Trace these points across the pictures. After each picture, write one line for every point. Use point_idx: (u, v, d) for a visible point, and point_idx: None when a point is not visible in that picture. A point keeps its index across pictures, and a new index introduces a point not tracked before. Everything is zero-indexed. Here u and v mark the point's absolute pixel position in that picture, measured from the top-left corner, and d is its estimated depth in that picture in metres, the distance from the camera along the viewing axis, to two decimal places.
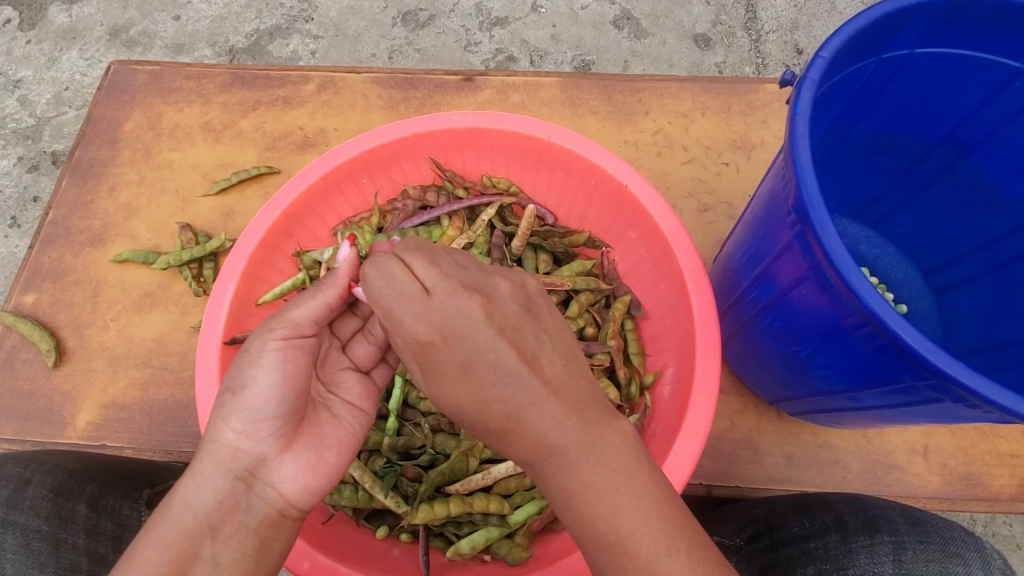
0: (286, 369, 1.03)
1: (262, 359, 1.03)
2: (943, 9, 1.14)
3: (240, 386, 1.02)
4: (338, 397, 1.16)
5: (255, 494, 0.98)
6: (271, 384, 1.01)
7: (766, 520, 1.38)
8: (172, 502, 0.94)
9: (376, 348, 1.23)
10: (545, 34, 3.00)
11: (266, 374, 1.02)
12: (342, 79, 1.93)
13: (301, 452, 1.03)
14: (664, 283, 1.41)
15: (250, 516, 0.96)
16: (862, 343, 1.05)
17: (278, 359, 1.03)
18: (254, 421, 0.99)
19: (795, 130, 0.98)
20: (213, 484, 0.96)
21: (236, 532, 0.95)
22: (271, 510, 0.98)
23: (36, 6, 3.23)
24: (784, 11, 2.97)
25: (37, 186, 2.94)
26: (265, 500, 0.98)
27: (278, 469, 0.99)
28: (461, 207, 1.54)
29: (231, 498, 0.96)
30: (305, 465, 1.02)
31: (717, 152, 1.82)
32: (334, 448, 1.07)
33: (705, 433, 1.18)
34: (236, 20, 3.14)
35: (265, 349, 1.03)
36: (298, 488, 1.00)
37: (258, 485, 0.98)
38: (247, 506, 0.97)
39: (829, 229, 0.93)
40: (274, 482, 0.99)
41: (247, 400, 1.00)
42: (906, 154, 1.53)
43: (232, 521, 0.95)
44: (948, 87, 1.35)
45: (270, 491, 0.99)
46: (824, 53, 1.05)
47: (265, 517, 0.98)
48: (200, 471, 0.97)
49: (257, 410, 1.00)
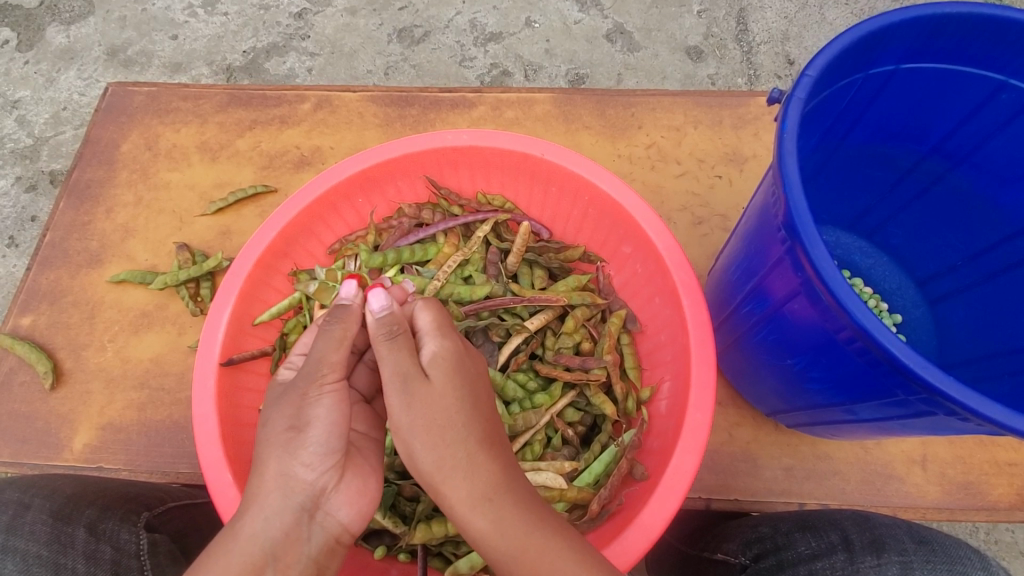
0: (343, 408, 1.04)
1: (320, 400, 1.02)
2: (927, 25, 1.16)
3: (303, 423, 1.00)
4: (356, 429, 1.17)
5: (316, 524, 0.98)
6: (331, 421, 1.01)
7: (772, 539, 1.37)
8: (238, 537, 0.92)
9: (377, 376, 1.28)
10: (539, 49, 3.03)
11: (327, 411, 1.01)
12: (338, 98, 1.95)
13: (352, 481, 1.04)
14: (659, 298, 1.42)
15: (311, 545, 0.96)
16: (854, 358, 1.06)
17: (338, 401, 1.03)
18: (319, 453, 0.99)
19: (782, 147, 1.00)
20: (279, 517, 0.95)
21: (297, 563, 0.94)
22: (330, 538, 0.98)
23: (33, 27, 3.25)
24: (775, 23, 3.01)
25: (35, 206, 2.95)
26: (325, 529, 0.98)
27: (334, 500, 1.00)
28: (457, 224, 1.55)
29: (295, 529, 0.95)
30: (354, 491, 1.03)
31: (710, 165, 1.83)
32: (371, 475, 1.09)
33: (701, 448, 1.19)
34: (233, 38, 3.17)
35: (321, 391, 1.03)
36: (351, 516, 1.02)
37: (319, 516, 0.98)
38: (309, 536, 0.96)
39: (818, 245, 0.95)
40: (331, 511, 1.00)
41: (310, 436, 0.99)
42: (896, 166, 1.55)
43: (296, 552, 0.94)
44: (935, 101, 1.36)
45: (329, 520, 0.99)
46: (810, 72, 1.07)
47: (325, 546, 0.98)
48: (267, 505, 0.95)
49: (321, 445, 0.99)
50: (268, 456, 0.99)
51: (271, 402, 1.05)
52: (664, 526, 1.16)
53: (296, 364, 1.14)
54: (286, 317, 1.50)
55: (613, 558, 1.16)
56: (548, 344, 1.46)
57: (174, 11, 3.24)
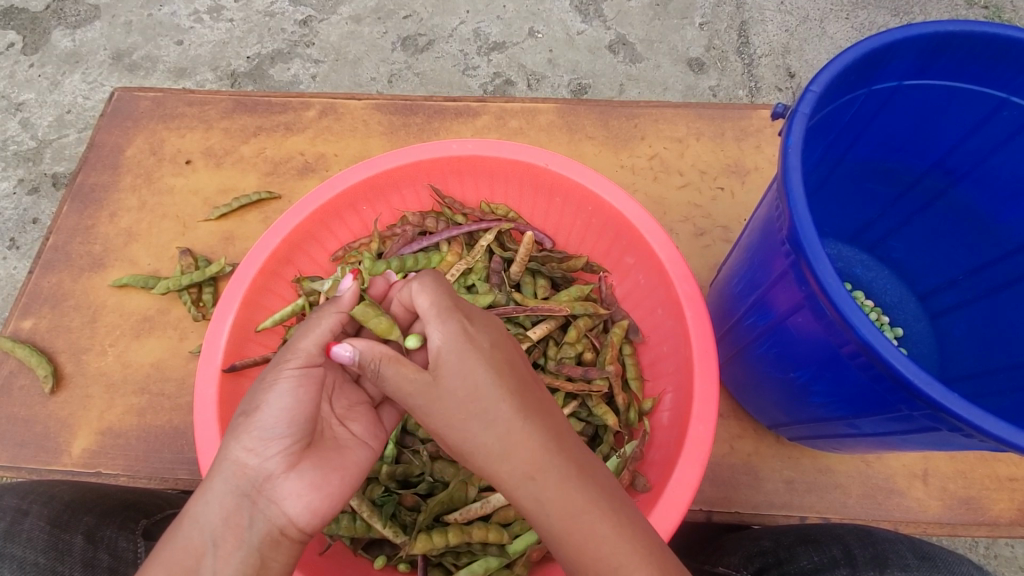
0: (297, 394, 1.03)
1: (277, 385, 1.03)
2: (930, 43, 1.17)
3: (254, 407, 1.01)
4: (349, 429, 1.16)
5: (259, 512, 0.95)
6: (282, 407, 1.01)
7: (774, 552, 1.36)
8: (181, 521, 0.93)
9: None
10: (542, 59, 3.05)
11: (279, 397, 1.01)
12: (343, 106, 1.96)
13: (305, 471, 1.00)
14: (662, 308, 1.42)
15: (252, 534, 0.94)
16: (857, 371, 1.06)
17: (292, 386, 1.03)
18: (265, 439, 0.98)
19: (787, 162, 1.00)
20: (219, 500, 0.94)
21: (237, 551, 0.92)
22: (273, 528, 0.95)
23: (38, 30, 3.27)
24: (776, 36, 3.04)
25: (36, 208, 2.95)
26: (267, 517, 0.95)
27: (281, 488, 0.97)
28: (460, 233, 1.55)
29: (236, 516, 0.94)
30: (308, 483, 1.00)
31: (712, 177, 1.84)
32: (336, 468, 1.05)
33: (705, 461, 1.18)
34: (238, 44, 3.19)
35: (279, 375, 1.03)
36: (299, 508, 0.97)
37: (263, 502, 0.96)
38: (251, 525, 0.94)
39: (822, 260, 0.95)
40: (277, 500, 0.96)
41: (258, 420, 0.99)
42: (898, 180, 1.56)
43: (235, 538, 0.93)
44: (937, 117, 1.37)
45: (273, 509, 0.96)
46: (815, 88, 1.07)
47: (267, 536, 0.95)
48: (209, 488, 0.95)
49: (267, 430, 0.98)
50: (223, 442, 1.00)
51: None
52: (667, 535, 1.15)
53: None
54: (290, 323, 1.50)
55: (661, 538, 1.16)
56: (550, 354, 1.45)
57: (180, 17, 3.27)
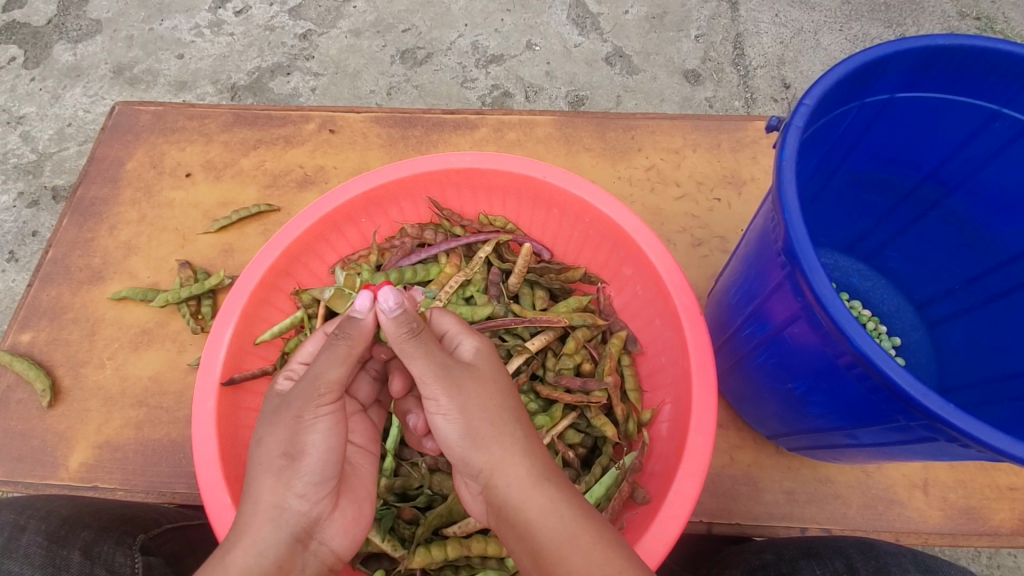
0: (336, 434, 1.05)
1: (316, 426, 1.03)
2: (920, 56, 1.19)
3: (297, 450, 1.00)
4: (352, 446, 1.19)
5: (310, 553, 1.00)
6: (325, 449, 1.02)
7: (775, 564, 1.34)
8: (231, 571, 0.90)
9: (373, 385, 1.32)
10: (540, 71, 3.08)
11: (322, 438, 1.03)
12: (342, 119, 1.97)
13: (345, 508, 1.07)
14: (660, 319, 1.42)
15: (306, 574, 0.98)
16: (854, 382, 1.06)
17: (332, 426, 1.04)
18: (313, 483, 1.01)
19: (782, 174, 1.01)
20: (274, 549, 0.95)
21: None
22: (324, 567, 1.02)
23: (40, 44, 3.30)
24: (771, 48, 3.07)
25: (36, 221, 2.97)
26: (318, 557, 1.01)
27: (328, 528, 1.03)
28: (459, 245, 1.55)
29: (290, 560, 0.96)
30: (348, 516, 1.07)
31: (709, 188, 1.86)
32: (368, 497, 1.15)
33: (702, 474, 1.18)
34: (238, 58, 3.22)
35: (318, 415, 1.03)
36: (343, 542, 1.05)
37: (312, 544, 1.00)
38: (303, 566, 0.98)
39: (817, 271, 0.96)
40: (324, 539, 1.03)
41: (305, 465, 1.00)
42: (893, 191, 1.57)
43: None
44: (930, 129, 1.39)
45: (323, 549, 1.02)
46: (807, 101, 1.09)
47: (318, 574, 1.00)
48: (261, 538, 0.94)
49: (316, 474, 1.01)
50: (261, 485, 0.98)
51: (265, 421, 1.04)
52: (665, 550, 1.15)
53: (296, 373, 1.15)
54: (288, 336, 1.51)
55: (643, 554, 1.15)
56: (548, 365, 1.46)
57: (181, 31, 3.30)
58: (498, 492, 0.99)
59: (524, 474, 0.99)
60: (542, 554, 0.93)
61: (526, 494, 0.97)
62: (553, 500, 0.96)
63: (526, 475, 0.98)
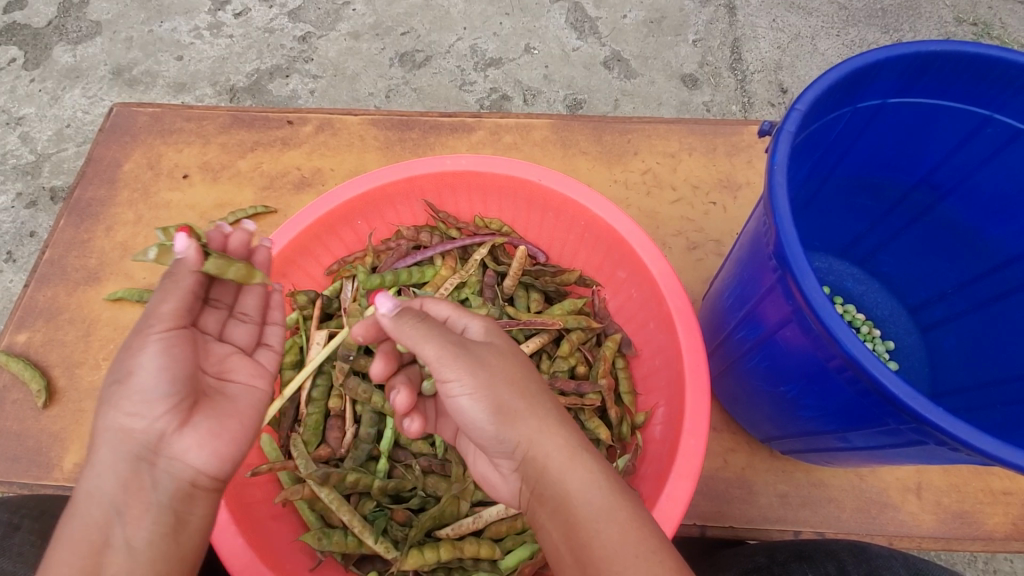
0: (170, 355, 1.01)
1: (144, 350, 1.00)
2: (913, 62, 1.20)
3: (125, 374, 0.98)
4: (234, 378, 1.13)
5: (160, 470, 0.97)
6: (158, 368, 0.99)
7: (768, 567, 1.34)
8: (77, 500, 0.95)
9: (251, 330, 1.23)
10: (538, 74, 3.09)
11: (152, 358, 0.99)
12: (340, 121, 1.98)
13: (202, 424, 1.02)
14: (654, 322, 1.43)
15: (159, 492, 0.96)
16: (844, 385, 1.07)
17: (161, 350, 1.01)
18: (147, 402, 0.97)
19: (773, 178, 1.02)
20: (113, 471, 0.96)
21: (146, 512, 0.95)
22: (181, 483, 0.98)
23: (40, 46, 3.30)
24: (768, 53, 3.09)
25: (34, 221, 2.97)
26: (171, 474, 0.98)
27: (178, 443, 0.98)
28: (454, 247, 1.56)
29: (134, 479, 0.96)
30: (208, 431, 1.01)
31: (704, 192, 1.86)
32: (247, 423, 1.09)
33: (695, 474, 1.18)
34: (237, 60, 3.23)
35: (146, 341, 1.01)
36: (206, 457, 1.00)
37: (161, 462, 0.97)
38: (154, 485, 0.96)
39: (807, 274, 0.96)
40: (177, 456, 0.98)
41: (134, 385, 0.97)
42: (886, 196, 1.57)
43: (140, 500, 0.95)
44: (923, 133, 1.40)
45: (177, 465, 0.98)
46: (799, 106, 1.10)
47: (177, 491, 0.98)
48: (99, 459, 0.96)
49: (147, 392, 0.97)
50: (103, 411, 0.99)
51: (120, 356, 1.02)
52: None
53: None
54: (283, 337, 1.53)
55: None
56: (543, 368, 1.46)
57: (180, 33, 3.31)
58: (537, 462, 0.99)
59: (561, 445, 0.99)
60: (579, 529, 0.93)
61: (566, 468, 0.97)
62: (593, 473, 0.97)
63: (564, 450, 0.98)
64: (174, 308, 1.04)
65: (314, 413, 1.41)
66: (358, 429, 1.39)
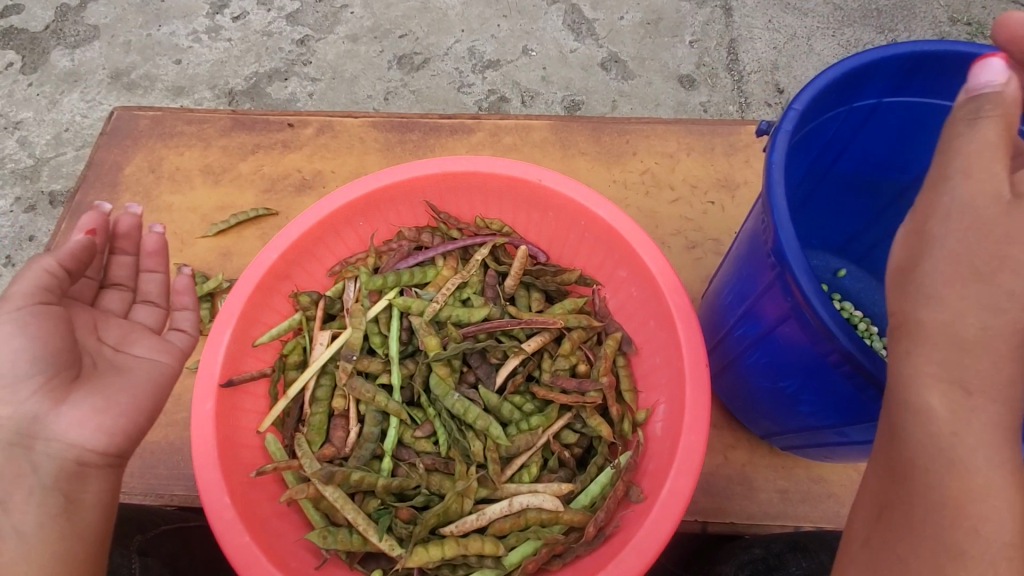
0: (33, 329, 1.11)
1: (6, 324, 1.10)
2: (906, 61, 1.22)
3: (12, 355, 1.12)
4: (132, 351, 1.27)
5: (42, 450, 1.10)
6: (21, 347, 1.09)
7: (764, 559, 1.40)
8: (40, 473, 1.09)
9: (158, 314, 1.41)
10: (536, 76, 3.11)
11: (13, 338, 1.09)
12: (340, 123, 1.99)
13: (82, 401, 1.14)
14: (654, 320, 1.44)
15: (39, 474, 1.10)
16: (843, 381, 1.08)
17: (41, 318, 1.13)
18: (19, 380, 1.09)
19: (771, 176, 1.03)
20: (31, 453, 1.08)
21: (29, 496, 1.08)
22: (66, 460, 1.12)
23: (38, 50, 3.31)
24: (764, 53, 3.11)
25: (33, 225, 2.97)
26: (52, 451, 1.11)
27: (61, 421, 1.12)
28: (455, 247, 1.57)
29: (15, 460, 1.09)
30: (90, 410, 1.14)
31: (703, 191, 1.88)
32: (142, 406, 1.22)
33: (696, 470, 1.21)
34: (236, 63, 3.24)
35: (11, 313, 1.12)
36: (87, 435, 1.14)
37: (40, 443, 1.10)
38: (34, 468, 1.10)
39: (806, 271, 0.98)
40: (57, 435, 1.11)
41: (13, 365, 1.09)
42: (883, 194, 1.59)
43: (20, 484, 1.08)
44: (919, 132, 1.41)
45: (55, 443, 1.11)
46: (796, 105, 1.11)
47: (63, 472, 1.12)
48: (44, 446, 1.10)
49: (25, 372, 1.09)
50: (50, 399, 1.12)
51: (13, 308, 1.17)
52: (659, 547, 1.18)
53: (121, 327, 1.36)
54: (285, 338, 1.52)
55: (649, 539, 1.18)
56: (545, 366, 1.47)
57: (179, 37, 3.32)
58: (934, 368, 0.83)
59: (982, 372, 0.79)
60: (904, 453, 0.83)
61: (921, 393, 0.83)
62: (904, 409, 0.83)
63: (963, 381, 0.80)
64: (24, 288, 1.14)
65: (318, 413, 1.42)
66: (362, 428, 1.40)
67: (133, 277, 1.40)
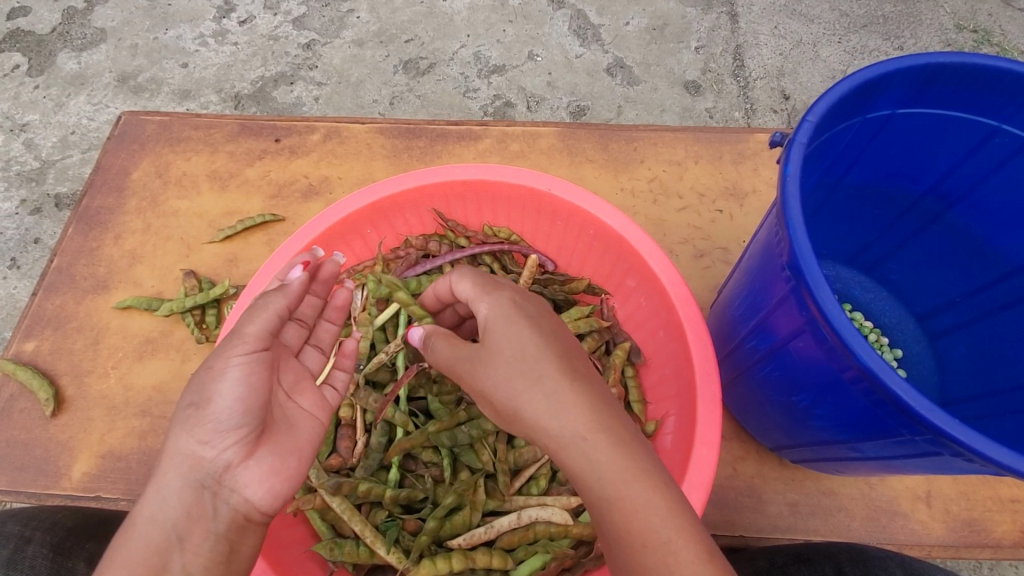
0: (246, 381, 1.09)
1: (228, 371, 1.09)
2: (922, 74, 1.21)
3: (204, 399, 1.06)
4: (299, 403, 1.20)
5: (223, 501, 1.04)
6: (236, 397, 1.06)
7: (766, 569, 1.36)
8: (137, 522, 0.99)
9: (321, 359, 1.34)
10: (541, 81, 3.11)
11: (230, 386, 1.07)
12: (347, 129, 1.99)
13: (265, 458, 1.08)
14: (664, 331, 1.43)
15: (218, 522, 1.03)
16: (859, 396, 1.07)
17: (242, 374, 1.09)
18: (220, 430, 1.04)
19: (786, 190, 1.02)
20: (178, 496, 1.01)
21: (205, 540, 1.01)
22: (238, 515, 1.05)
23: (44, 52, 3.32)
24: (770, 60, 3.10)
25: (38, 228, 2.97)
26: (230, 505, 1.04)
27: (243, 476, 1.05)
28: (463, 256, 1.57)
29: (199, 507, 1.02)
30: (269, 469, 1.08)
31: (711, 200, 1.87)
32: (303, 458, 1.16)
33: (707, 486, 1.19)
34: (242, 67, 3.24)
35: (229, 362, 1.10)
36: (263, 493, 1.07)
37: (225, 492, 1.04)
38: (216, 513, 1.03)
39: (822, 285, 0.96)
40: (240, 487, 1.05)
41: (211, 412, 1.04)
42: (895, 205, 1.58)
43: (201, 528, 1.01)
44: (934, 143, 1.40)
45: (236, 497, 1.04)
46: (810, 117, 1.10)
47: (233, 523, 1.04)
48: (165, 484, 1.02)
49: (222, 422, 1.04)
50: (173, 435, 1.05)
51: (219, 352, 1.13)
52: None
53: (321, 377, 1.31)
54: None
55: None
56: None
57: (185, 40, 3.32)
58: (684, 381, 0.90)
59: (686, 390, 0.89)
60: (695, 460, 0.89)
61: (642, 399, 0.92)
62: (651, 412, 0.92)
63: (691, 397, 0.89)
64: (256, 330, 1.14)
65: None
66: (369, 439, 1.40)
67: (314, 320, 1.34)
